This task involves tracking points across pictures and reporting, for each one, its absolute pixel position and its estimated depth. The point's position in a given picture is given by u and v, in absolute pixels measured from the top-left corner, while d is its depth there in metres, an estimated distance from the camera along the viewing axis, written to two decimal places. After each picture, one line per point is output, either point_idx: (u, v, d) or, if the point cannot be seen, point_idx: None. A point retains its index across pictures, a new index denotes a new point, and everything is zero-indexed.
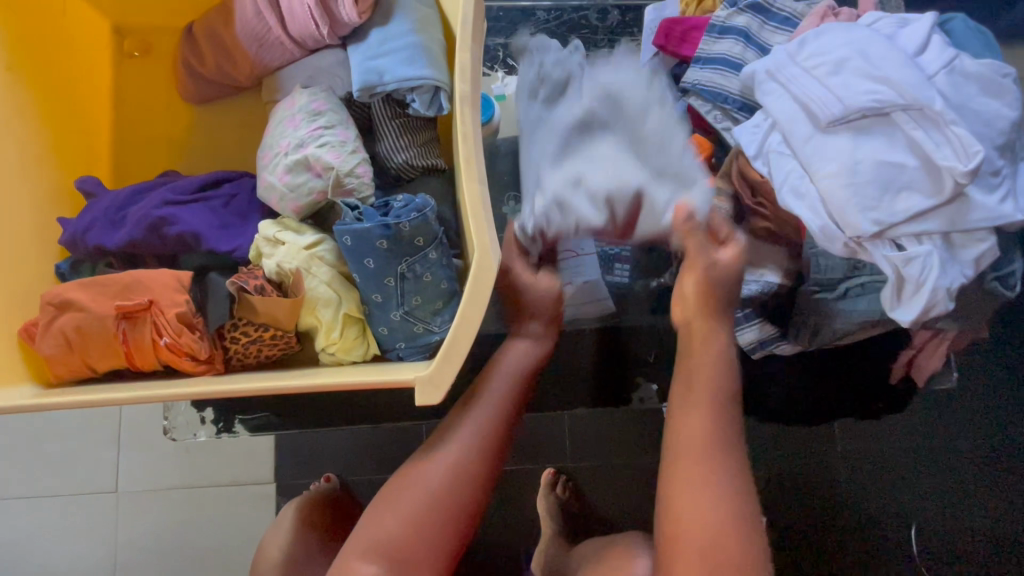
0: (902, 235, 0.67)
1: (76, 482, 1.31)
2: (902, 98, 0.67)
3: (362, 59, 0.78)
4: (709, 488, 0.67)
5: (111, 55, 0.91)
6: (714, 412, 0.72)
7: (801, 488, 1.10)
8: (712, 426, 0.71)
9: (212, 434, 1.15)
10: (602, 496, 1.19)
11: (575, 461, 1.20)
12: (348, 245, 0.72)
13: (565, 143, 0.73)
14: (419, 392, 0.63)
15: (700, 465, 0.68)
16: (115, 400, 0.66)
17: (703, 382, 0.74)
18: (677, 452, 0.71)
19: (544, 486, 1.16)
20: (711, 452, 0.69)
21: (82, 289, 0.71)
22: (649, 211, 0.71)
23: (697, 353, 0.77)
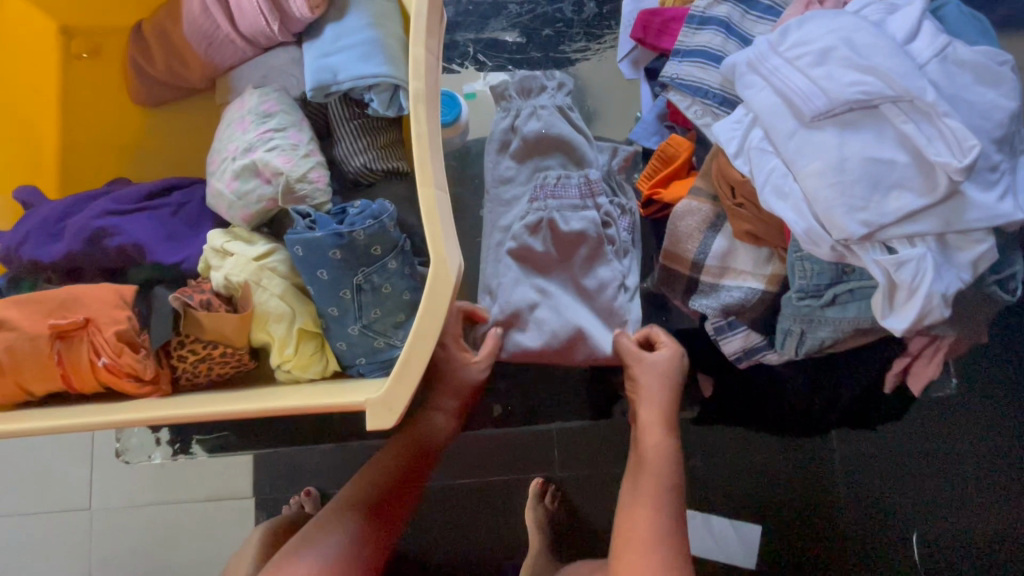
0: (892, 237, 0.62)
1: (47, 500, 1.26)
2: (890, 89, 0.62)
3: (314, 56, 0.73)
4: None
5: (57, 56, 0.86)
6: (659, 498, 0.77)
7: (802, 494, 1.05)
8: (661, 522, 0.76)
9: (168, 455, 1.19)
10: (592, 506, 1.15)
11: (565, 472, 1.15)
12: (299, 255, 0.67)
13: (527, 251, 0.84)
14: (371, 417, 0.58)
15: (650, 549, 0.74)
16: (46, 428, 0.60)
17: (649, 468, 0.80)
18: (627, 539, 0.76)
19: (532, 497, 1.12)
20: (658, 546, 0.74)
21: (15, 307, 0.66)
22: (586, 342, 0.83)
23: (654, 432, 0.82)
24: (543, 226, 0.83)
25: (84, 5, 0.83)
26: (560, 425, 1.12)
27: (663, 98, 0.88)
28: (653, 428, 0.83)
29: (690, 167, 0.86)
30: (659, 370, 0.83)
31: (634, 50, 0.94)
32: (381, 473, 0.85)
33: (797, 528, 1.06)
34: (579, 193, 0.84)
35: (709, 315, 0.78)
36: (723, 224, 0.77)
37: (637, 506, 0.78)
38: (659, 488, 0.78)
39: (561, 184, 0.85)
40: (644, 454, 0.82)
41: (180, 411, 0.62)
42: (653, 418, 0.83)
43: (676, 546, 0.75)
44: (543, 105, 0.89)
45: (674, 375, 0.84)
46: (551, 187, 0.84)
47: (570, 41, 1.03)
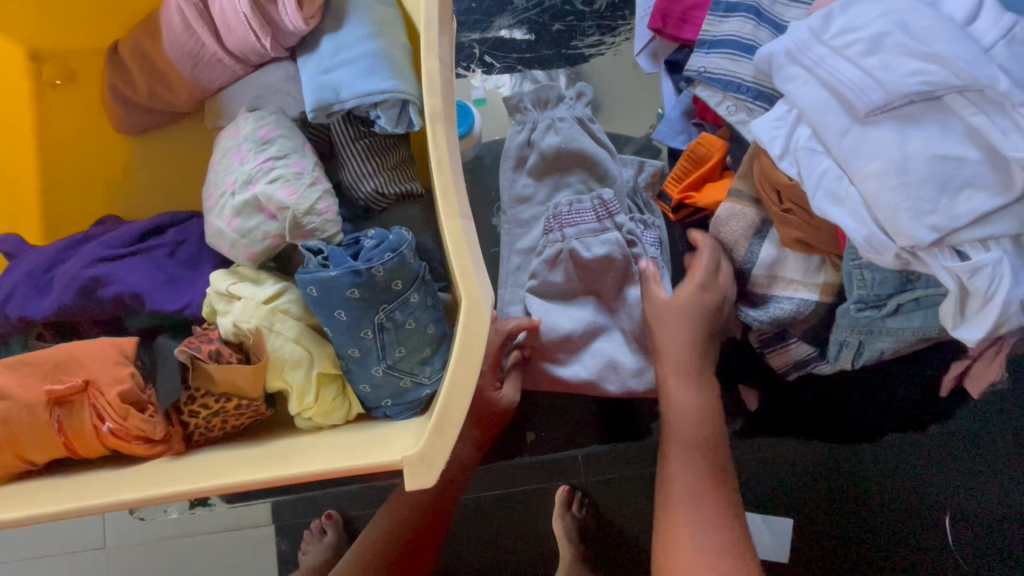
0: (963, 241, 0.56)
1: (55, 542, 1.20)
2: (956, 77, 0.56)
3: (312, 72, 0.66)
4: (685, 547, 0.70)
5: (29, 86, 0.79)
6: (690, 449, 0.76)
7: (838, 490, 0.99)
8: (695, 474, 0.75)
9: (187, 509, 1.19)
10: (623, 508, 1.10)
11: (591, 477, 1.09)
12: (314, 296, 0.61)
13: (549, 286, 0.84)
14: (409, 476, 0.53)
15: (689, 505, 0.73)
16: (54, 513, 0.55)
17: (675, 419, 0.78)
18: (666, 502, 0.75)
19: (559, 506, 1.06)
20: (696, 501, 0.73)
21: (6, 372, 0.60)
22: (618, 369, 0.84)
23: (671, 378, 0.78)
24: (562, 257, 0.82)
25: (55, 27, 0.76)
26: (584, 450, 1.07)
27: (689, 93, 0.82)
28: (673, 377, 0.78)
29: (722, 168, 0.80)
30: (671, 322, 0.78)
31: (651, 41, 0.88)
32: (383, 548, 0.88)
33: (837, 530, 1.00)
34: (595, 217, 0.82)
35: (757, 328, 0.75)
36: (768, 230, 0.73)
37: (670, 470, 0.76)
38: (684, 443, 0.76)
39: (574, 210, 0.83)
40: (669, 411, 0.78)
41: (214, 478, 0.57)
42: (675, 375, 0.78)
43: (712, 504, 0.73)
44: (562, 117, 0.85)
45: (701, 308, 0.76)
46: (565, 215, 0.83)
47: (583, 35, 0.96)
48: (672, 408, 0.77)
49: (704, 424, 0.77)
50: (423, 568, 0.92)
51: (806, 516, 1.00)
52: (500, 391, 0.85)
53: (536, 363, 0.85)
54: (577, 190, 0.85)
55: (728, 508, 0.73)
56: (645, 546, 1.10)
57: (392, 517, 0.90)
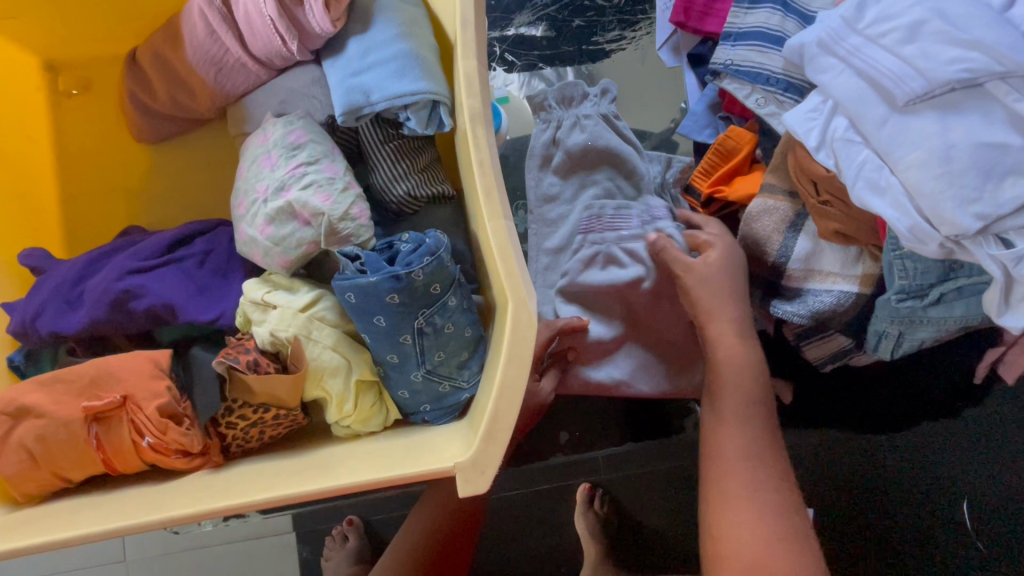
0: (1009, 229, 0.55)
1: (62, 560, 1.16)
2: (998, 64, 0.55)
3: (340, 76, 0.65)
4: (739, 511, 0.67)
5: (45, 96, 0.78)
6: (746, 412, 0.72)
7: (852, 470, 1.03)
8: (750, 438, 0.71)
9: (221, 521, 1.16)
10: (644, 507, 1.10)
11: (611, 475, 1.09)
12: (352, 302, 0.60)
13: (578, 285, 0.83)
14: (462, 482, 0.53)
15: (746, 467, 0.69)
16: (99, 534, 0.54)
17: (730, 377, 0.73)
18: (720, 464, 0.71)
19: (581, 504, 1.06)
20: (752, 465, 0.69)
21: (40, 391, 0.59)
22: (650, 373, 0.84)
23: (729, 336, 0.74)
24: (599, 259, 0.83)
25: (73, 35, 0.75)
26: (606, 451, 1.07)
27: (716, 86, 0.82)
28: (730, 336, 0.74)
29: (753, 160, 0.80)
30: (719, 271, 0.75)
31: (674, 35, 0.91)
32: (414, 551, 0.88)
33: (846, 502, 1.03)
34: (638, 225, 0.83)
35: (795, 322, 0.74)
36: (803, 223, 0.73)
37: (721, 429, 0.72)
38: (743, 404, 0.72)
39: (617, 215, 0.83)
40: (718, 360, 0.74)
41: (258, 491, 0.56)
42: (725, 327, 0.74)
43: (767, 459, 0.70)
44: (587, 114, 0.85)
45: (736, 266, 0.76)
46: (607, 218, 0.83)
47: (603, 30, 0.96)
48: (722, 358, 0.73)
49: (757, 378, 0.73)
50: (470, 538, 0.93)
51: (821, 498, 1.03)
52: (539, 384, 0.82)
53: (574, 366, 0.84)
54: (603, 188, 0.85)
55: (780, 464, 0.71)
56: (667, 543, 1.09)
57: (423, 519, 0.90)
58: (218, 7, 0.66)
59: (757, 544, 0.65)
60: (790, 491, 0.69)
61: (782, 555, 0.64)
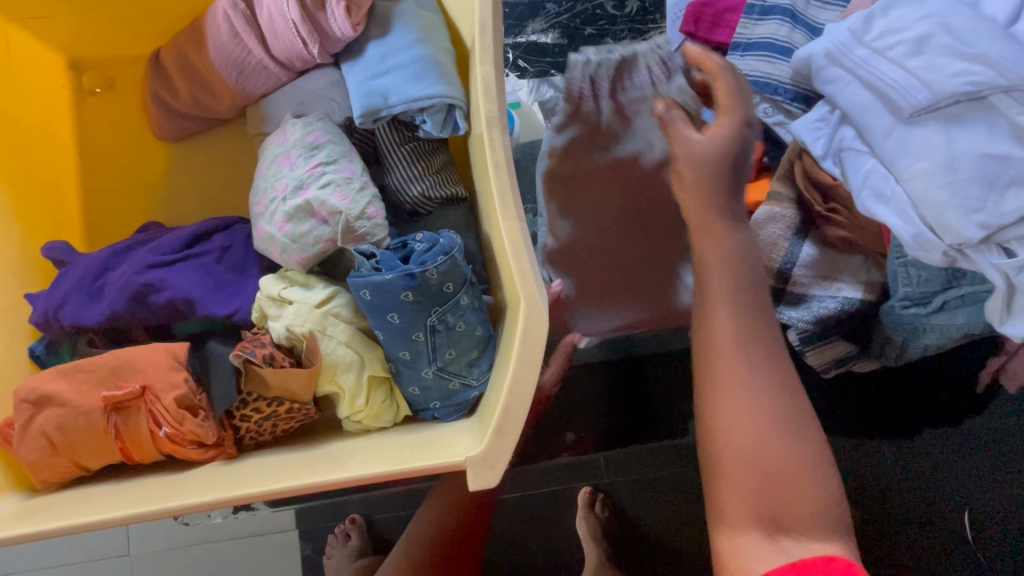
0: (1011, 238, 0.56)
1: (66, 554, 1.16)
2: (1001, 77, 0.56)
3: (359, 79, 0.67)
4: (739, 404, 0.66)
5: (70, 92, 0.80)
6: (735, 296, 0.70)
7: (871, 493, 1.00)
8: (741, 324, 0.69)
9: (227, 515, 1.17)
10: (644, 511, 1.10)
11: (613, 478, 1.10)
12: (367, 299, 0.61)
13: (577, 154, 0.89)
14: (472, 476, 0.54)
15: (738, 357, 0.68)
16: (117, 519, 0.55)
17: (715, 262, 0.72)
18: (712, 354, 0.69)
19: (582, 507, 1.07)
20: (744, 353, 0.68)
21: (62, 380, 0.61)
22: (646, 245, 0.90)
23: (712, 222, 0.73)
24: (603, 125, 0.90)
25: (97, 36, 0.77)
26: (608, 452, 1.08)
27: None
28: (714, 227, 0.73)
29: (762, 168, 0.82)
30: (714, 149, 0.74)
31: None
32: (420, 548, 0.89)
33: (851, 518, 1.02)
34: (629, 92, 0.90)
35: (795, 325, 0.76)
36: (809, 230, 0.74)
37: (711, 318, 0.70)
38: (730, 288, 0.71)
39: (627, 81, 0.90)
40: (705, 254, 0.73)
41: (271, 481, 0.57)
42: (706, 210, 0.74)
43: (763, 349, 0.69)
44: None
45: (734, 149, 0.74)
46: (612, 85, 0.90)
47: (614, 39, 0.98)
48: (708, 250, 0.73)
49: (745, 263, 0.72)
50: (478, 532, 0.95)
51: None
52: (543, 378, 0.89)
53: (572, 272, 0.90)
54: None
55: (777, 348, 0.69)
56: (667, 548, 1.10)
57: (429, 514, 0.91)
58: (243, 11, 0.69)
59: (755, 436, 0.65)
60: (795, 390, 0.67)
61: (782, 444, 0.64)
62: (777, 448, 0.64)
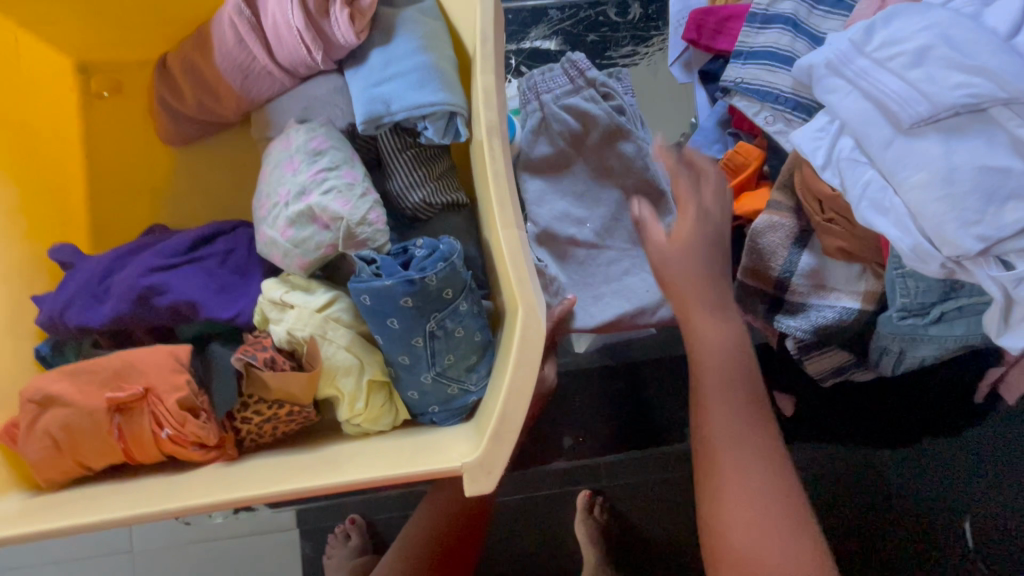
0: (1010, 250, 0.56)
1: (70, 550, 1.18)
2: (1001, 90, 0.57)
3: (362, 85, 0.68)
4: (738, 505, 0.67)
5: (77, 96, 0.81)
6: (729, 394, 0.72)
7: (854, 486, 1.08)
8: (736, 422, 0.71)
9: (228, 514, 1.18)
10: (642, 514, 1.11)
11: (613, 482, 1.10)
12: (367, 304, 0.61)
13: (540, 159, 0.86)
14: (469, 481, 0.55)
15: (733, 454, 0.69)
16: (119, 519, 0.56)
17: (707, 361, 0.73)
18: (709, 451, 0.71)
19: (581, 510, 1.07)
20: (740, 449, 0.69)
21: (67, 380, 0.62)
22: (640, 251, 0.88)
23: (700, 318, 0.74)
24: (545, 122, 0.86)
25: (105, 40, 0.78)
26: (608, 457, 1.08)
27: (726, 103, 0.84)
28: (705, 326, 0.74)
29: (760, 176, 0.82)
30: (685, 244, 0.75)
31: (686, 52, 0.90)
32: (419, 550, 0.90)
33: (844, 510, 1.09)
34: (567, 81, 0.86)
35: (796, 336, 0.76)
36: (808, 239, 0.75)
37: (706, 414, 0.72)
38: (722, 386, 0.72)
39: (548, 78, 0.87)
40: (696, 351, 0.74)
41: (271, 484, 0.58)
42: (699, 304, 0.74)
43: (757, 444, 0.70)
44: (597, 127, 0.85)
45: (708, 238, 0.75)
46: (539, 83, 0.86)
47: (616, 45, 0.98)
48: (699, 348, 0.74)
49: (736, 361, 0.73)
50: (477, 535, 0.95)
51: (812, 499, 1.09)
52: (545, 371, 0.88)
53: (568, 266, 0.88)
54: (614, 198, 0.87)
55: (771, 440, 0.71)
56: (666, 552, 1.10)
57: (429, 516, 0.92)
58: (248, 17, 0.69)
59: (753, 539, 0.65)
60: (793, 488, 0.68)
61: (780, 545, 0.64)
62: (777, 550, 0.64)
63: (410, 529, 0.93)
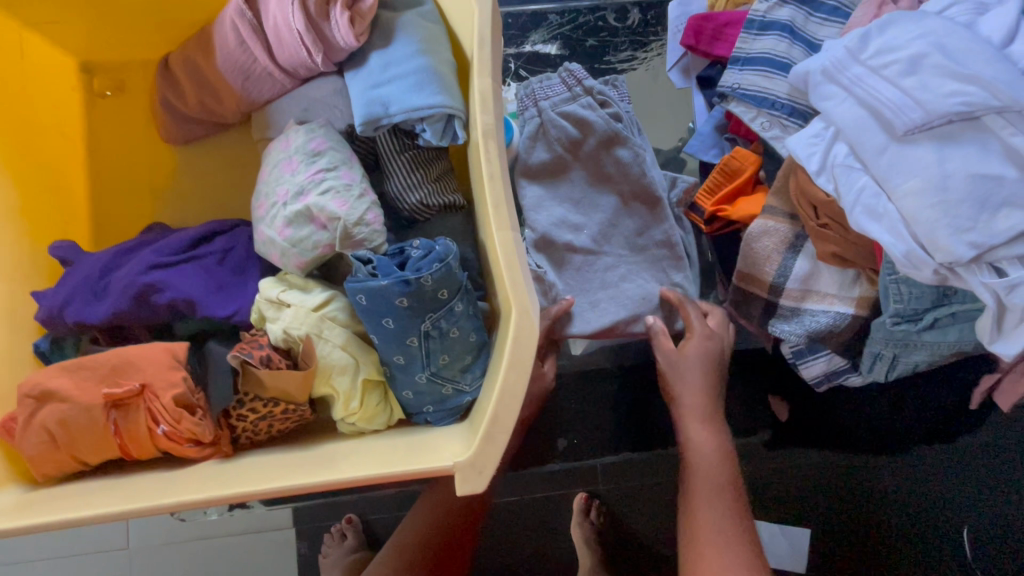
0: (1002, 258, 0.57)
1: (68, 546, 1.18)
2: (995, 98, 0.57)
3: (361, 88, 0.68)
4: None
5: (81, 96, 0.82)
6: (714, 491, 0.82)
7: None
8: (720, 518, 0.79)
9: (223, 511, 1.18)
10: (637, 517, 1.10)
11: (610, 486, 1.10)
12: (363, 304, 0.62)
13: (537, 165, 0.86)
14: (460, 481, 0.55)
15: (717, 546, 0.77)
16: (113, 514, 0.56)
17: (699, 472, 0.84)
18: (696, 545, 0.78)
19: (577, 513, 1.07)
20: (722, 543, 0.77)
21: (64, 375, 0.63)
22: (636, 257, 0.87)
23: (696, 425, 0.87)
24: (541, 130, 0.85)
25: (108, 41, 0.79)
26: (603, 459, 1.08)
27: (723, 108, 0.85)
28: (702, 439, 0.87)
29: (755, 182, 0.82)
30: (696, 363, 0.88)
31: (684, 57, 0.93)
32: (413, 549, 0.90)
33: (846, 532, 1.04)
34: (566, 88, 0.85)
35: (790, 340, 0.77)
36: (803, 244, 0.75)
37: (694, 509, 0.81)
38: (710, 486, 0.83)
39: (545, 86, 0.85)
40: (689, 452, 0.87)
41: (265, 481, 0.58)
42: (694, 419, 0.88)
43: (739, 544, 0.77)
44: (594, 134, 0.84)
45: (718, 358, 0.89)
46: (539, 90, 0.85)
47: (615, 50, 0.99)
48: (692, 450, 0.86)
49: (724, 468, 0.84)
50: (471, 536, 0.95)
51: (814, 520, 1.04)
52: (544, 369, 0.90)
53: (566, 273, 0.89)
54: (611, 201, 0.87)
55: (750, 541, 0.78)
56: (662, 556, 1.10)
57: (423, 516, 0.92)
58: (249, 19, 0.70)
59: None
60: None
61: None
62: None
63: (404, 530, 0.93)
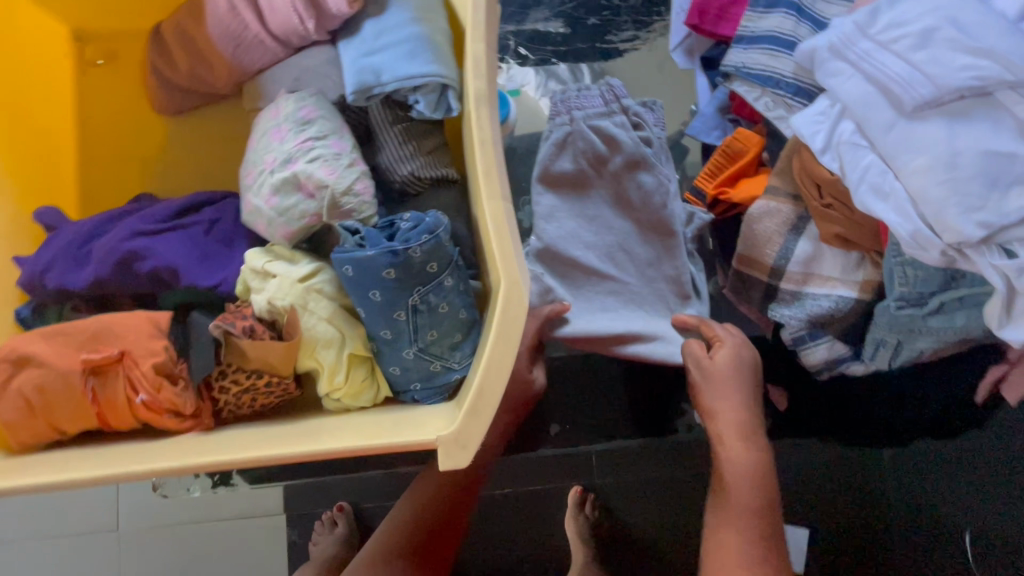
0: (1013, 238, 0.54)
1: (55, 525, 1.17)
2: (1008, 73, 0.55)
3: (354, 56, 0.67)
4: None
5: (72, 63, 0.81)
6: (747, 518, 0.76)
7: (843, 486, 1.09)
8: (751, 547, 0.74)
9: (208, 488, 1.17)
10: (632, 511, 1.08)
11: (605, 479, 1.08)
12: (349, 276, 0.60)
13: (559, 173, 0.81)
14: (443, 456, 0.53)
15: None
16: (87, 481, 0.55)
17: (729, 491, 0.79)
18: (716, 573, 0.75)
19: (572, 506, 1.05)
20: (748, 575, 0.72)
21: (42, 341, 0.61)
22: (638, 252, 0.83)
23: (732, 442, 0.81)
24: (569, 141, 0.80)
25: (101, 8, 0.77)
26: (597, 448, 1.07)
27: (726, 89, 0.83)
28: (740, 458, 0.80)
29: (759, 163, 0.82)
30: (731, 369, 0.83)
31: (688, 38, 0.89)
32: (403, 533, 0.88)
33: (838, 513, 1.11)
34: (603, 102, 0.81)
35: (789, 326, 0.74)
36: (805, 226, 0.73)
37: (720, 532, 0.77)
38: (744, 510, 0.77)
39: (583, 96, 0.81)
40: (723, 469, 0.81)
41: (243, 451, 0.56)
42: (734, 433, 0.82)
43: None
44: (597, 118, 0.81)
45: (750, 367, 0.84)
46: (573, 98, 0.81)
47: (617, 30, 0.97)
48: (727, 467, 0.80)
49: (757, 490, 0.78)
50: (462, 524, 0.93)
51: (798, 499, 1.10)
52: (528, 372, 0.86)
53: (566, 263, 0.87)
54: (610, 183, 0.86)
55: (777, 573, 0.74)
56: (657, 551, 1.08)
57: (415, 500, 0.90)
58: None
59: None
60: None
61: None
62: None
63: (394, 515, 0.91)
